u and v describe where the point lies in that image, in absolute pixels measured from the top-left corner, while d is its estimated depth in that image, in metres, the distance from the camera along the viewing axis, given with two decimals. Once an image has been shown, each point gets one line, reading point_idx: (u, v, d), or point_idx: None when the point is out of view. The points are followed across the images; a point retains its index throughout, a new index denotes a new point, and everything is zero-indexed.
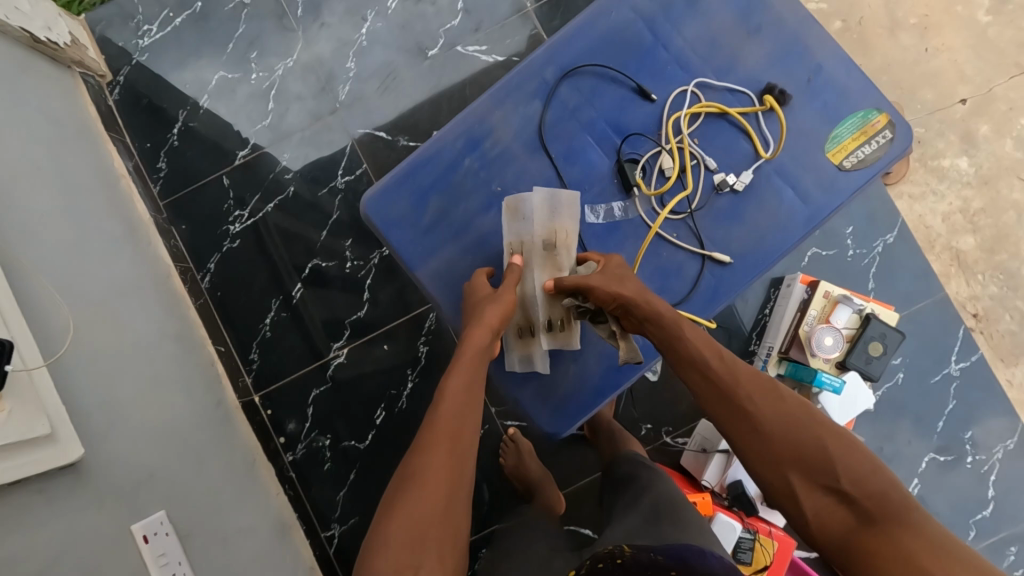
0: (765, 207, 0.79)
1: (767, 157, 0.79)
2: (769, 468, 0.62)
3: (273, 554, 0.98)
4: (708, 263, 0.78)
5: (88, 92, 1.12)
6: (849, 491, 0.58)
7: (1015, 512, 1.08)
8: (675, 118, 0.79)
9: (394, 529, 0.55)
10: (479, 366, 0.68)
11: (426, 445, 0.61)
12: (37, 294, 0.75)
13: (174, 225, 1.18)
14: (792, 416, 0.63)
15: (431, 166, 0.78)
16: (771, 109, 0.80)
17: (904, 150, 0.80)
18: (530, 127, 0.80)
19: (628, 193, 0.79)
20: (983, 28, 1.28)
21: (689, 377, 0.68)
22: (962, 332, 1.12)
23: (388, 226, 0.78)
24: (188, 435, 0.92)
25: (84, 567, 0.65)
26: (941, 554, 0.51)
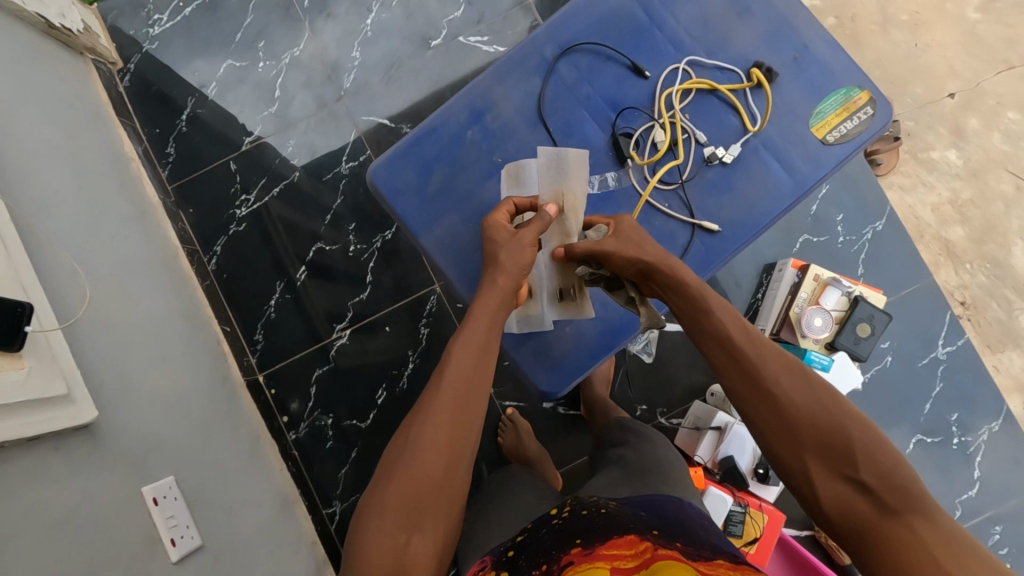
0: (754, 178, 0.82)
1: (755, 130, 0.81)
2: (787, 449, 0.59)
3: (278, 524, 1.01)
4: (698, 232, 0.80)
5: (99, 78, 1.16)
6: (869, 480, 0.55)
7: (1000, 492, 1.11)
8: (667, 94, 0.82)
9: (392, 495, 0.59)
10: (486, 335, 0.67)
11: (427, 418, 0.62)
12: (54, 265, 0.77)
13: (182, 209, 1.20)
14: (818, 400, 0.59)
15: (435, 138, 0.82)
16: (759, 85, 0.83)
17: (883, 127, 0.83)
18: (531, 102, 0.83)
19: (622, 164, 0.82)
20: (972, 25, 1.32)
21: (711, 351, 0.65)
22: (950, 317, 1.15)
23: (393, 194, 0.81)
24: (195, 408, 0.95)
25: (96, 522, 0.67)
26: (957, 552, 0.49)
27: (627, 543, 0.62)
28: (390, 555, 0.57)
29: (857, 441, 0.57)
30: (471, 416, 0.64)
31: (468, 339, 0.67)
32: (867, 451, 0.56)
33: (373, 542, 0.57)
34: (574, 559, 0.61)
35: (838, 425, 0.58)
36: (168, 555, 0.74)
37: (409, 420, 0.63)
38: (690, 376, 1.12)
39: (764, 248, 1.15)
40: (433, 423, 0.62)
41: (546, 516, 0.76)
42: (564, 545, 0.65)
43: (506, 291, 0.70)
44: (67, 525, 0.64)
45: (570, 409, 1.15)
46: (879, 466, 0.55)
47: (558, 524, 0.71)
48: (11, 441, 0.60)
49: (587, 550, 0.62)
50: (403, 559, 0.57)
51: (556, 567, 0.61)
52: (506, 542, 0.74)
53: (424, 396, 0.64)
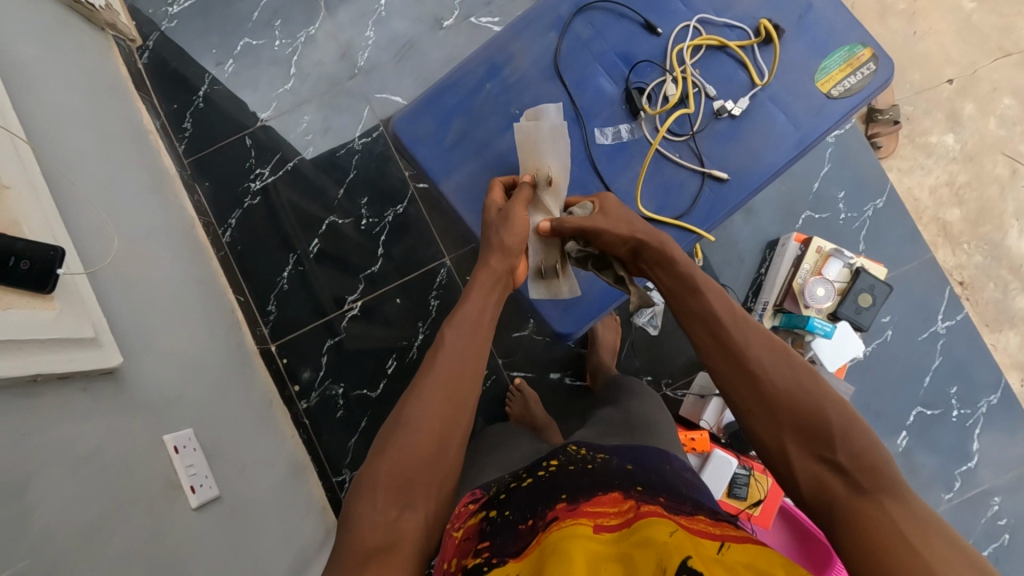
0: (761, 131, 0.84)
1: (762, 84, 0.85)
2: (764, 423, 0.57)
3: (290, 486, 1.03)
4: (708, 180, 0.83)
5: (119, 54, 1.18)
6: (843, 461, 0.53)
7: (998, 464, 1.13)
8: (678, 50, 0.85)
9: (384, 468, 0.59)
10: (482, 319, 0.71)
11: (423, 393, 0.64)
12: (80, 219, 0.79)
13: (198, 182, 1.23)
14: (798, 380, 0.58)
15: (455, 90, 0.85)
16: (767, 40, 0.86)
17: (884, 83, 0.85)
18: (548, 56, 0.86)
19: (635, 116, 0.85)
20: (968, 14, 1.35)
21: (694, 328, 0.65)
22: (948, 292, 1.17)
23: (414, 144, 0.84)
24: (211, 370, 0.96)
25: (123, 460, 0.69)
26: (929, 533, 0.47)
27: (610, 500, 0.63)
28: (380, 528, 0.56)
29: (835, 422, 0.55)
30: (467, 395, 0.66)
31: (466, 322, 0.70)
32: (844, 433, 0.54)
33: (364, 516, 0.57)
34: (557, 514, 0.61)
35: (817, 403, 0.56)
36: (188, 501, 0.76)
37: (403, 398, 0.65)
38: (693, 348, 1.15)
39: (767, 225, 1.18)
40: (428, 399, 0.63)
41: (536, 468, 0.77)
42: (549, 500, 0.65)
43: (500, 275, 0.74)
44: (97, 458, 0.66)
45: (576, 380, 1.17)
46: (856, 448, 0.53)
47: (546, 479, 0.72)
48: (45, 375, 0.62)
49: (571, 507, 0.62)
50: (394, 532, 0.56)
51: (540, 522, 0.61)
52: (501, 487, 0.76)
53: (421, 375, 0.66)
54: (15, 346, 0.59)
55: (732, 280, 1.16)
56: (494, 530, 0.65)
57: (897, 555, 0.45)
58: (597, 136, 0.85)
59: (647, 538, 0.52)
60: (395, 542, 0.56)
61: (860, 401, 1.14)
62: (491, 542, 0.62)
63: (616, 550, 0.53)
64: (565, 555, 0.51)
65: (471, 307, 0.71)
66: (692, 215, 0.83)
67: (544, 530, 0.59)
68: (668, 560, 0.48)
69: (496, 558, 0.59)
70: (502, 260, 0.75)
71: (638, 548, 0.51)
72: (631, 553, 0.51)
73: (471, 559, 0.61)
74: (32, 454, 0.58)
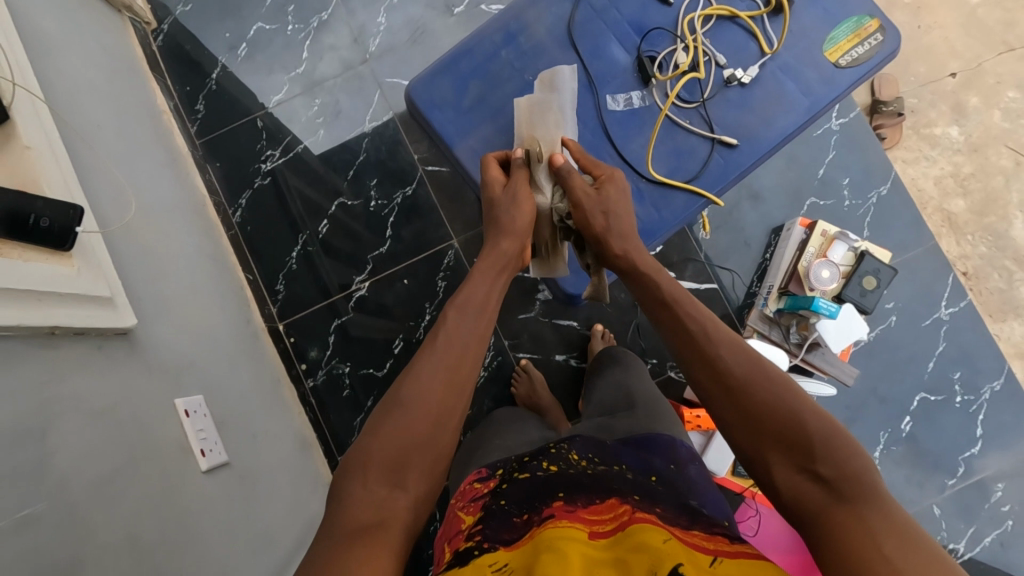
0: (770, 99, 0.86)
1: (771, 53, 0.86)
2: (745, 436, 0.57)
3: (297, 462, 1.03)
4: (717, 146, 0.84)
5: (135, 35, 1.20)
6: (822, 470, 0.52)
7: (1002, 450, 1.13)
8: (689, 20, 0.87)
9: (377, 446, 0.57)
10: (486, 304, 0.69)
11: (424, 373, 0.62)
12: (98, 185, 0.81)
13: (209, 162, 1.24)
14: (776, 391, 0.57)
15: (471, 56, 0.86)
16: (777, 11, 0.87)
17: (891, 53, 0.86)
18: (561, 25, 0.88)
19: (646, 84, 0.86)
20: (972, 9, 1.37)
21: (674, 343, 0.66)
22: (953, 279, 1.18)
23: (429, 108, 0.85)
24: (221, 344, 0.97)
25: (137, 418, 0.70)
26: (906, 542, 0.45)
27: (607, 507, 0.62)
28: (369, 507, 0.54)
29: (814, 430, 0.54)
30: (466, 379, 0.64)
31: (470, 304, 0.69)
32: (825, 443, 0.53)
33: (354, 494, 0.54)
34: (554, 513, 0.61)
35: (795, 412, 0.56)
36: (198, 463, 0.76)
37: (401, 377, 0.63)
38: None
39: (773, 211, 1.18)
40: (427, 380, 0.62)
41: (540, 456, 0.76)
42: (547, 497, 0.65)
43: (508, 257, 0.73)
44: (111, 414, 0.66)
45: (582, 362, 1.18)
46: (836, 458, 0.52)
47: (543, 476, 0.70)
48: (64, 328, 0.63)
49: (569, 508, 0.62)
50: (383, 512, 0.54)
51: (536, 517, 0.61)
52: (500, 471, 0.78)
53: (420, 355, 0.64)
54: (36, 297, 0.60)
55: (737, 265, 1.17)
56: (490, 517, 0.64)
57: (871, 564, 0.44)
58: (609, 103, 0.86)
59: (641, 543, 0.52)
60: (384, 521, 0.53)
61: (864, 385, 1.14)
62: (485, 525, 0.62)
63: (610, 555, 0.53)
64: (558, 554, 0.51)
65: (476, 287, 0.70)
66: (702, 179, 0.84)
67: (540, 525, 0.59)
68: (660, 567, 0.48)
69: (487, 543, 0.58)
70: (512, 242, 0.74)
71: (632, 553, 0.51)
72: (626, 558, 0.51)
73: (464, 541, 0.61)
74: (49, 404, 0.59)
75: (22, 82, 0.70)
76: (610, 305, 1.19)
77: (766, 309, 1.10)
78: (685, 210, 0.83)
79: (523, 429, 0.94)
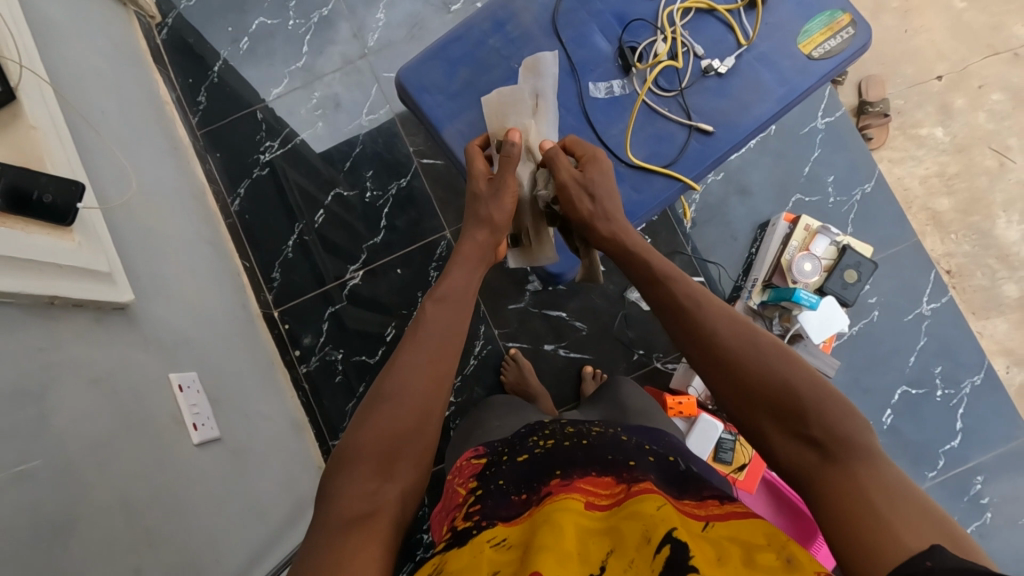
0: (746, 87, 0.88)
1: (747, 44, 0.89)
2: (740, 408, 0.56)
3: (289, 441, 1.06)
4: (694, 133, 0.87)
5: (139, 28, 1.23)
6: (815, 435, 0.51)
7: (981, 443, 1.16)
8: (669, 12, 0.90)
9: (363, 442, 0.57)
10: (465, 294, 0.70)
11: (404, 368, 0.61)
12: (100, 166, 0.84)
13: (210, 152, 1.27)
14: (767, 360, 0.56)
15: (461, 43, 0.89)
16: (753, 6, 0.90)
17: (862, 47, 0.89)
18: (547, 15, 0.91)
19: (627, 73, 0.89)
20: (959, 13, 1.40)
21: (667, 318, 0.65)
22: (935, 275, 1.20)
23: (419, 92, 0.88)
24: (217, 326, 1.00)
25: (132, 388, 0.72)
26: (897, 499, 0.45)
27: (601, 479, 0.63)
28: (361, 498, 0.54)
29: (807, 397, 0.53)
30: (447, 372, 0.63)
31: (450, 297, 0.69)
32: (817, 407, 0.52)
33: (344, 491, 0.55)
34: (551, 489, 0.62)
35: (787, 379, 0.54)
36: (190, 437, 0.78)
37: (382, 375, 0.62)
38: None
39: (760, 206, 1.21)
40: (408, 373, 0.61)
41: (526, 441, 0.76)
42: (543, 477, 0.66)
43: (484, 249, 0.75)
44: (106, 382, 0.68)
45: (571, 352, 1.20)
46: (828, 420, 0.51)
47: (541, 456, 0.70)
48: (63, 299, 0.65)
49: (565, 481, 0.63)
50: (373, 503, 0.55)
51: (534, 496, 0.63)
52: (490, 450, 0.79)
53: (399, 350, 0.64)
54: (38, 268, 0.62)
55: (724, 259, 1.20)
56: (486, 495, 0.65)
57: (866, 527, 0.44)
58: (590, 90, 0.89)
59: (635, 511, 0.54)
60: (376, 511, 0.54)
61: (847, 378, 1.16)
62: (483, 504, 0.64)
63: (604, 525, 0.56)
64: (554, 526, 0.53)
65: (455, 280, 0.71)
66: (679, 163, 0.86)
67: (538, 503, 0.61)
68: (654, 531, 0.51)
69: (484, 520, 0.60)
70: (491, 237, 0.76)
71: (625, 521, 0.54)
72: (619, 525, 0.54)
73: (461, 520, 0.63)
74: (47, 369, 0.61)
75: (27, 65, 0.73)
76: (599, 297, 1.21)
77: (750, 301, 1.12)
78: (663, 193, 0.86)
79: (524, 412, 0.96)
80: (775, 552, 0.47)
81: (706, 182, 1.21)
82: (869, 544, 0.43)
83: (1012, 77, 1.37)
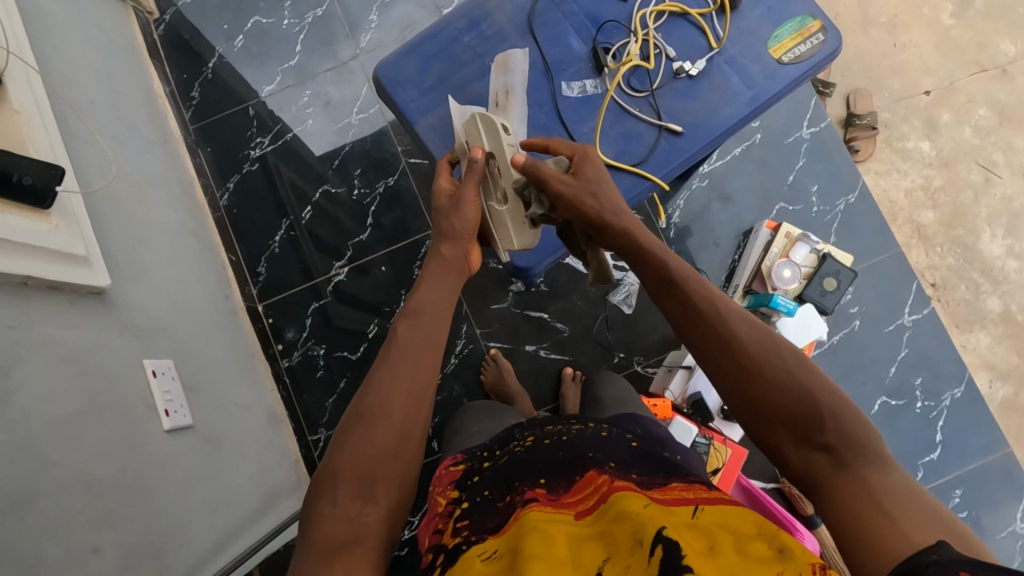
0: (716, 88, 0.90)
1: (718, 48, 0.91)
2: (755, 416, 0.54)
3: (263, 431, 1.06)
4: (664, 133, 0.89)
5: (136, 24, 1.25)
6: (828, 439, 0.50)
7: (960, 456, 1.15)
8: (642, 15, 0.92)
9: (344, 462, 0.56)
10: (444, 306, 0.69)
11: (382, 384, 0.60)
12: (84, 153, 0.85)
13: (201, 147, 1.29)
14: (783, 366, 0.54)
15: (436, 40, 0.92)
16: (723, 9, 0.92)
17: (834, 52, 0.90)
18: (523, 15, 0.93)
19: (600, 73, 0.91)
20: (946, 29, 1.42)
21: (680, 319, 0.62)
22: (916, 286, 1.21)
23: (395, 86, 0.91)
24: (196, 315, 1.01)
25: (104, 371, 0.73)
26: (910, 503, 0.44)
27: (585, 480, 0.58)
28: (344, 523, 0.53)
29: (821, 403, 0.51)
30: (425, 388, 0.62)
31: (423, 313, 0.67)
32: (832, 414, 0.50)
33: (326, 514, 0.53)
34: (537, 497, 0.56)
35: (801, 385, 0.53)
36: (161, 423, 0.79)
37: (361, 395, 0.60)
38: (665, 328, 1.21)
39: (743, 213, 1.22)
40: (387, 390, 0.60)
41: (505, 446, 0.73)
42: (528, 480, 0.61)
43: (451, 262, 0.74)
44: (75, 363, 0.69)
45: (551, 353, 1.20)
46: (842, 427, 0.50)
47: (521, 454, 0.68)
48: (37, 280, 0.65)
49: (552, 494, 0.57)
50: (357, 528, 0.53)
51: (518, 498, 0.58)
52: (468, 457, 0.76)
53: (376, 368, 0.63)
54: (14, 248, 0.62)
55: (707, 264, 1.20)
56: (471, 508, 0.61)
57: (873, 527, 0.43)
58: (563, 89, 0.91)
59: (622, 511, 0.48)
60: (358, 537, 0.52)
61: None
62: (470, 518, 0.59)
63: (594, 530, 0.50)
64: (545, 535, 0.48)
65: (427, 295, 0.70)
66: (649, 162, 0.88)
67: (522, 506, 0.55)
68: (644, 531, 0.45)
69: (473, 535, 0.56)
70: (455, 248, 0.75)
71: (615, 524, 0.48)
72: (611, 530, 0.48)
73: (449, 538, 0.57)
74: (20, 344, 0.62)
75: (16, 51, 0.74)
76: (581, 300, 1.22)
77: None
78: (630, 190, 0.87)
79: (501, 417, 0.96)
80: (766, 542, 0.43)
81: (690, 189, 1.22)
82: (877, 545, 0.42)
83: (998, 94, 1.39)
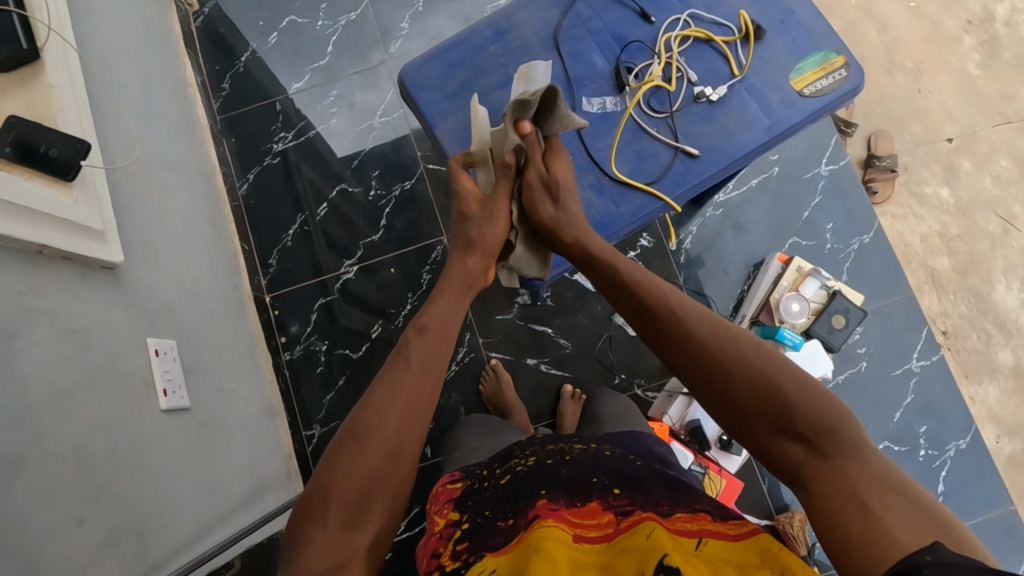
0: (733, 113, 0.91)
1: (739, 75, 0.92)
2: (728, 408, 0.56)
3: (259, 423, 1.06)
4: (679, 155, 0.89)
5: (176, 13, 1.28)
6: (801, 427, 0.51)
7: (963, 508, 1.12)
8: (667, 38, 0.93)
9: (335, 483, 0.55)
10: (449, 321, 0.71)
11: (380, 398, 0.60)
12: (111, 130, 0.87)
13: (225, 137, 1.31)
14: (742, 355, 0.56)
15: (462, 47, 0.94)
16: (747, 38, 0.93)
17: (855, 88, 0.91)
18: (549, 29, 0.95)
19: (620, 91, 0.92)
20: (972, 78, 1.42)
21: (642, 328, 0.66)
22: (927, 332, 1.19)
23: (418, 89, 0.93)
24: (203, 300, 1.01)
25: (107, 345, 0.74)
26: (892, 491, 0.45)
27: (590, 510, 0.56)
28: (332, 547, 0.52)
29: (785, 388, 0.53)
30: (423, 409, 0.62)
31: (430, 329, 0.68)
32: (798, 397, 0.52)
33: (318, 536, 0.53)
34: (540, 512, 0.55)
35: (763, 371, 0.55)
36: (158, 402, 0.79)
37: (358, 409, 0.60)
38: None
39: (754, 244, 1.21)
40: (385, 408, 0.59)
41: (506, 463, 0.72)
42: (529, 496, 0.59)
43: (473, 272, 0.78)
44: (80, 335, 0.70)
45: (551, 368, 1.20)
46: (811, 412, 0.51)
47: (522, 474, 0.65)
48: (52, 249, 0.66)
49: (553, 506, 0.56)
50: (346, 551, 0.52)
51: (522, 520, 0.56)
52: (472, 472, 0.76)
53: (375, 383, 0.62)
54: (30, 215, 0.63)
55: (715, 291, 1.19)
56: (472, 528, 0.60)
57: (864, 534, 0.43)
58: (583, 104, 0.92)
59: (629, 545, 0.49)
60: (345, 562, 0.52)
61: None
62: (471, 542, 0.58)
63: (600, 560, 0.50)
64: (549, 557, 0.47)
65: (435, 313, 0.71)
66: (662, 182, 0.89)
67: (527, 527, 0.54)
68: (648, 564, 0.45)
69: (473, 557, 0.55)
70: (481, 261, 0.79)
71: (620, 557, 0.48)
72: (613, 562, 0.48)
73: (448, 560, 0.57)
74: (26, 312, 0.63)
75: (57, 28, 0.76)
76: (586, 318, 1.22)
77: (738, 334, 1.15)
78: (640, 209, 0.88)
79: (498, 430, 0.96)
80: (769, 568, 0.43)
81: (703, 216, 1.22)
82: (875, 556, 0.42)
83: (1020, 146, 1.38)
